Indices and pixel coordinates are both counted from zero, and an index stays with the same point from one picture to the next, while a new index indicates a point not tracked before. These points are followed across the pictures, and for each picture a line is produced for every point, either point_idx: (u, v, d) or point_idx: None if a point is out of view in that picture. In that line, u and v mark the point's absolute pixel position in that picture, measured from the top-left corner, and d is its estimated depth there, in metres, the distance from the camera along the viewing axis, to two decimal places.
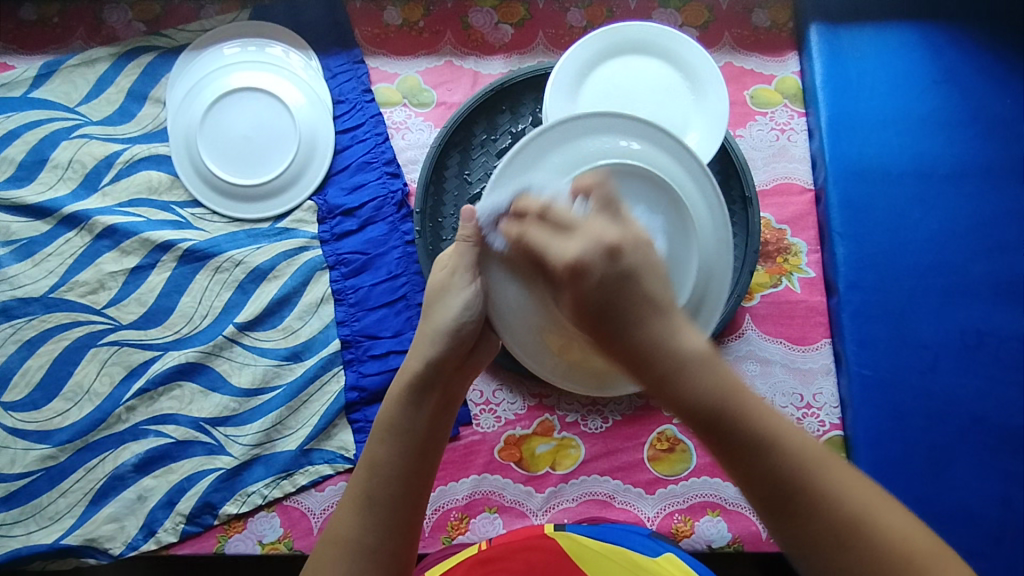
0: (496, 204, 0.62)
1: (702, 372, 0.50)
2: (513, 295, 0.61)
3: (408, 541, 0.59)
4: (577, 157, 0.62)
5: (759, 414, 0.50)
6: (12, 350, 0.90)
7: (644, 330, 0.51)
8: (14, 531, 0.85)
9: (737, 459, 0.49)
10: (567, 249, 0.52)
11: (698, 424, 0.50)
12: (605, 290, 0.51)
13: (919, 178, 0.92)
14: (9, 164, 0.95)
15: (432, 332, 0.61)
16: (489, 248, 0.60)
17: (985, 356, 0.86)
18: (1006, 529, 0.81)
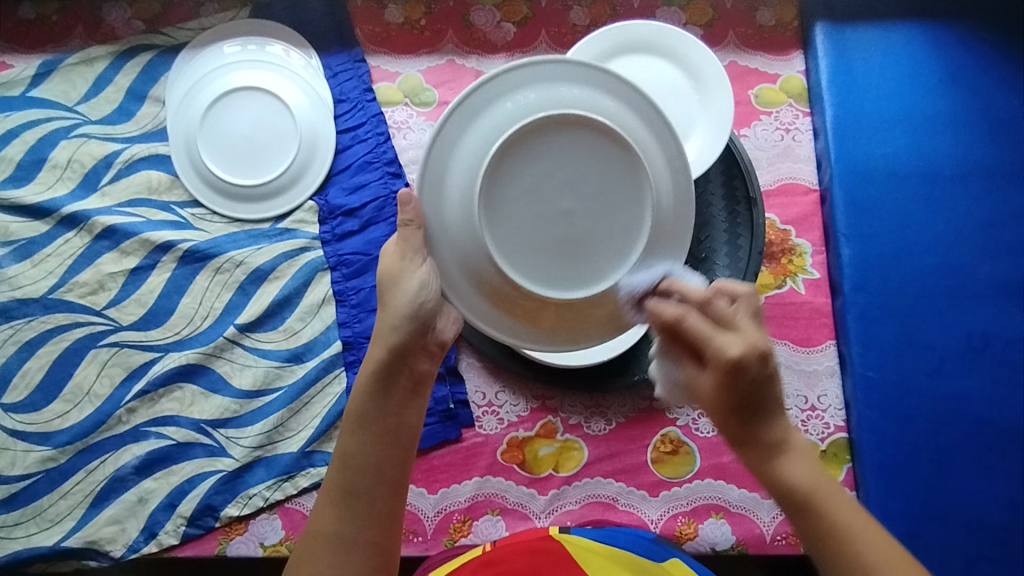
0: (445, 156, 0.57)
1: (799, 459, 0.55)
2: (449, 235, 0.58)
3: (389, 528, 0.60)
4: (530, 102, 0.57)
5: (847, 512, 0.53)
6: (11, 351, 0.90)
7: (770, 421, 0.56)
8: (14, 534, 0.85)
9: (814, 541, 0.54)
10: (728, 348, 0.54)
11: (785, 499, 0.55)
12: (757, 384, 0.54)
13: (924, 178, 0.91)
14: (8, 164, 0.95)
15: (391, 318, 0.61)
16: (435, 220, 0.58)
17: (990, 358, 0.86)
18: (1010, 532, 0.81)
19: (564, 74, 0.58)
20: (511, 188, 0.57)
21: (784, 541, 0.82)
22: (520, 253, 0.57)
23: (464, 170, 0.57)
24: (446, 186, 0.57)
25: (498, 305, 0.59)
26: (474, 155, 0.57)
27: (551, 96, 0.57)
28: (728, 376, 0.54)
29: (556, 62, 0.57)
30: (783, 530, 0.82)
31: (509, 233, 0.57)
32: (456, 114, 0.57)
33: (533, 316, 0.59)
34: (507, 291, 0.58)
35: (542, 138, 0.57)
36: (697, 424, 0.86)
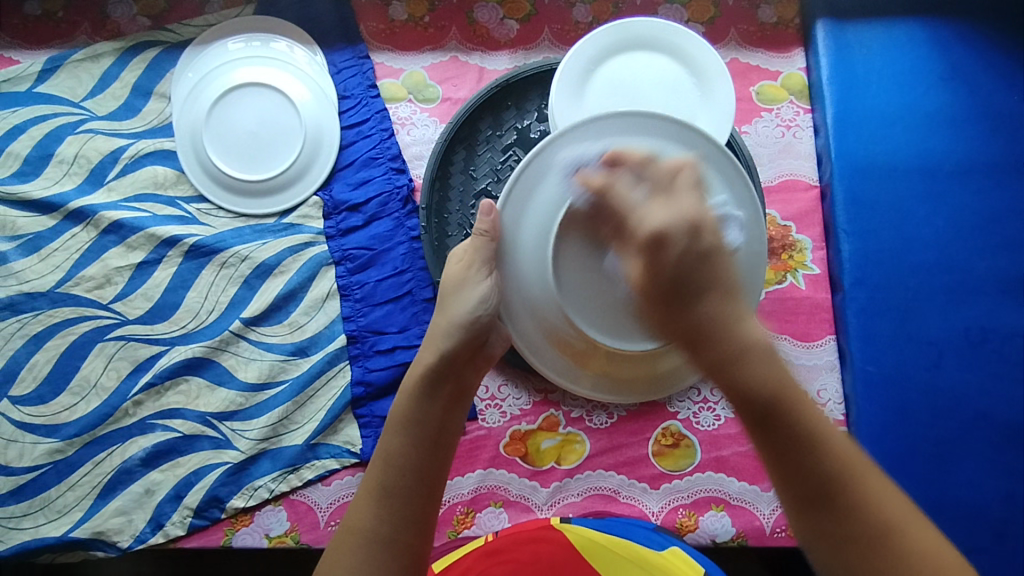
0: (524, 201, 0.68)
1: (761, 361, 0.55)
2: (523, 277, 0.68)
3: (424, 530, 0.62)
4: (606, 157, 0.66)
5: (816, 414, 0.55)
6: (18, 345, 0.91)
7: (708, 308, 0.56)
8: (22, 525, 0.86)
9: (783, 456, 0.55)
10: (653, 218, 0.58)
11: (754, 409, 0.55)
12: (686, 261, 0.57)
13: (924, 175, 0.92)
14: (15, 159, 0.95)
15: (445, 326, 0.67)
16: (510, 243, 0.69)
17: (988, 353, 0.87)
18: (1008, 524, 0.82)
19: (644, 129, 0.66)
20: (583, 239, 0.65)
21: (784, 533, 0.83)
22: (586, 305, 0.65)
23: (541, 218, 0.66)
24: (523, 223, 0.68)
25: (553, 341, 0.71)
26: (551, 205, 0.66)
27: (620, 155, 0.65)
28: (668, 250, 0.57)
29: (628, 122, 0.66)
30: (783, 523, 0.83)
31: (574, 286, 0.65)
32: (543, 156, 0.67)
33: (583, 358, 0.71)
34: (568, 335, 0.68)
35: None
36: (698, 418, 0.87)
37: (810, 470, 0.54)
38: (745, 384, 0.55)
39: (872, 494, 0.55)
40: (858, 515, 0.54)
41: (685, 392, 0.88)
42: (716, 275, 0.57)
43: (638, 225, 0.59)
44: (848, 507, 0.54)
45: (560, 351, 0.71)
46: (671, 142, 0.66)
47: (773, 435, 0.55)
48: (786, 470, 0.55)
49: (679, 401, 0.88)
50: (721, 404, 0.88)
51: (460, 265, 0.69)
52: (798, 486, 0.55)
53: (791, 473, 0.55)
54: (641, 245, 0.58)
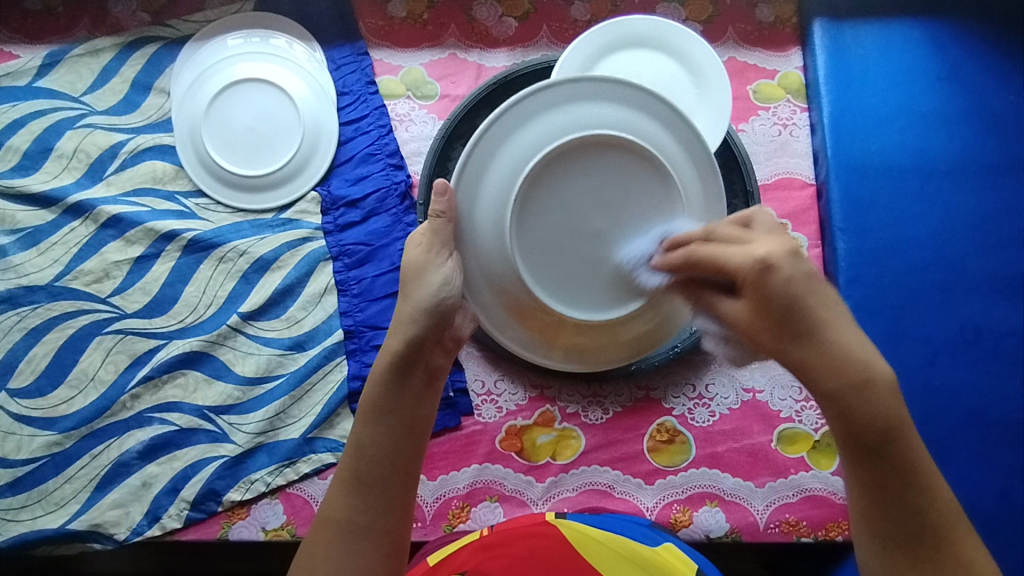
0: (480, 169, 0.66)
1: (883, 396, 0.52)
2: (482, 253, 0.67)
3: (400, 517, 0.62)
4: (566, 122, 0.65)
5: (923, 456, 0.53)
6: (17, 338, 0.91)
7: (834, 336, 0.52)
8: (20, 517, 0.86)
9: (879, 488, 0.53)
10: (753, 249, 0.55)
11: (862, 440, 0.52)
12: (795, 288, 0.52)
13: (920, 173, 0.92)
14: (14, 153, 0.96)
15: (411, 311, 0.64)
16: (468, 222, 0.67)
17: (983, 351, 0.87)
18: (1001, 521, 0.82)
19: (600, 94, 0.66)
20: (543, 203, 0.65)
21: (778, 529, 0.83)
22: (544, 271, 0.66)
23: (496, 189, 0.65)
24: (480, 195, 0.66)
25: (518, 316, 0.69)
26: (507, 175, 0.65)
27: (578, 120, 0.65)
28: (761, 277, 0.53)
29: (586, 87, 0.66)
30: (776, 518, 0.83)
31: (530, 249, 0.65)
32: (499, 124, 0.66)
33: (550, 332, 0.70)
34: (529, 305, 0.68)
35: (573, 160, 0.65)
36: (693, 414, 0.88)
37: (910, 508, 0.52)
38: (860, 418, 0.52)
39: (968, 546, 0.53)
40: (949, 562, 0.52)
41: (680, 388, 0.88)
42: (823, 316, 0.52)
43: (734, 260, 0.55)
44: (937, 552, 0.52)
45: (524, 324, 0.70)
46: (628, 108, 0.66)
47: (874, 468, 0.53)
48: (881, 504, 0.53)
49: (673, 397, 0.88)
50: (716, 400, 0.88)
51: (421, 248, 0.66)
52: (889, 520, 0.53)
53: (888, 506, 0.53)
54: (741, 272, 0.54)
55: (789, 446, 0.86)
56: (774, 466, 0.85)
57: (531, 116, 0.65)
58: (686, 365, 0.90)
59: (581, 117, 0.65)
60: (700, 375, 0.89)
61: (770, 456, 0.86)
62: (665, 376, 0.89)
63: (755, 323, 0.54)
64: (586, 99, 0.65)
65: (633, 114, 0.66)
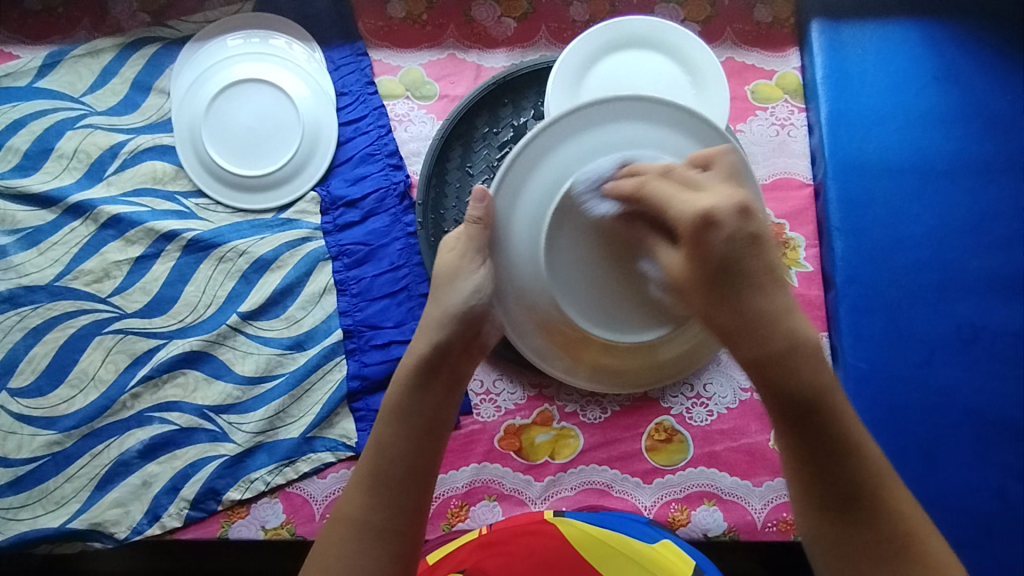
0: (522, 178, 0.63)
1: (807, 364, 0.53)
2: (515, 268, 0.63)
3: (414, 519, 0.62)
4: (609, 142, 0.61)
5: (850, 416, 0.54)
6: (17, 338, 0.91)
7: (762, 300, 0.52)
8: (20, 516, 0.86)
9: (812, 455, 0.54)
10: (698, 202, 0.53)
11: (792, 406, 0.53)
12: (734, 244, 0.52)
13: (917, 173, 0.92)
14: (14, 154, 0.96)
15: (439, 315, 0.65)
16: (502, 230, 0.64)
17: (979, 350, 0.88)
18: (996, 520, 0.83)
19: (644, 115, 0.62)
20: (585, 223, 0.61)
21: (775, 528, 0.84)
22: (576, 284, 0.60)
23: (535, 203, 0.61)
24: (518, 206, 0.63)
25: (548, 334, 0.64)
26: (546, 190, 0.61)
27: (621, 142, 0.61)
28: (703, 233, 0.52)
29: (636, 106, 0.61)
30: (774, 518, 0.84)
31: (566, 272, 0.60)
32: (541, 138, 0.62)
33: (575, 349, 0.64)
34: (558, 324, 0.62)
35: (620, 178, 0.61)
36: (691, 413, 0.88)
37: (847, 474, 0.54)
38: (789, 386, 0.53)
39: (899, 502, 0.54)
40: (884, 521, 0.53)
41: (678, 387, 0.89)
42: (755, 271, 0.53)
43: (680, 210, 0.54)
44: (871, 515, 0.54)
45: (549, 341, 0.64)
46: (674, 132, 0.62)
47: (807, 435, 0.54)
48: (817, 469, 0.54)
49: (672, 397, 0.89)
50: (714, 400, 0.89)
51: (454, 254, 0.66)
52: (824, 489, 0.54)
53: (826, 472, 0.54)
54: (682, 220, 0.53)
55: None
56: (771, 465, 0.86)
57: (570, 135, 0.62)
58: None
59: (627, 138, 0.61)
60: (698, 374, 0.89)
61: (767, 456, 0.86)
62: None
63: (693, 277, 0.54)
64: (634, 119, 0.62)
65: (674, 135, 0.62)
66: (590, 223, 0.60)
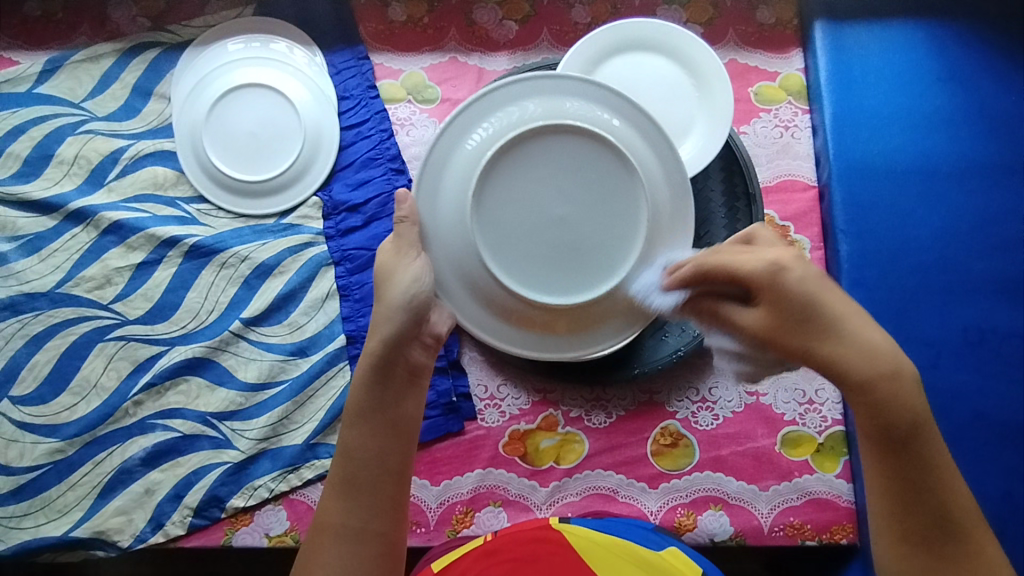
0: (438, 173, 0.70)
1: (912, 391, 0.56)
2: (448, 249, 0.69)
3: (392, 517, 0.64)
4: (504, 124, 0.69)
5: (941, 450, 0.57)
6: (19, 345, 0.91)
7: (859, 332, 0.57)
8: (23, 524, 0.86)
9: (909, 486, 0.57)
10: (762, 256, 0.60)
11: (895, 432, 0.56)
12: (807, 287, 0.57)
13: (922, 175, 0.92)
14: (15, 160, 0.96)
15: (385, 311, 0.65)
16: (431, 218, 0.70)
17: (986, 352, 0.87)
18: (1005, 523, 0.82)
19: (526, 90, 0.70)
20: (501, 190, 0.69)
21: (782, 533, 0.83)
22: (514, 259, 0.69)
23: (455, 192, 0.69)
24: (442, 196, 0.70)
25: (493, 311, 0.71)
26: (464, 178, 0.69)
27: (517, 120, 0.69)
28: (776, 282, 0.58)
29: (518, 86, 0.70)
30: (781, 522, 0.83)
31: (500, 245, 0.69)
32: (449, 132, 0.70)
33: (524, 321, 0.71)
34: (500, 298, 0.70)
35: (522, 151, 0.68)
36: (697, 417, 0.87)
37: (938, 512, 0.57)
38: (892, 411, 0.56)
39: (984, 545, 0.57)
40: (962, 559, 0.57)
41: (683, 391, 0.88)
42: (841, 316, 0.57)
43: (744, 268, 0.60)
44: (956, 549, 0.57)
45: (502, 318, 0.71)
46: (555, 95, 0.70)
47: (902, 461, 0.57)
48: (906, 500, 0.57)
49: (677, 401, 0.88)
50: (720, 404, 0.88)
51: (390, 252, 0.69)
52: (915, 518, 0.57)
53: (911, 505, 0.57)
54: (752, 277, 0.60)
55: (793, 449, 0.86)
56: (777, 469, 0.85)
57: (476, 121, 0.70)
58: (688, 369, 0.89)
59: (510, 118, 0.69)
60: (703, 378, 0.89)
61: (773, 459, 0.86)
62: (668, 380, 0.89)
63: (766, 339, 0.59)
64: (513, 101, 0.70)
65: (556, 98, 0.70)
66: (657, 301, 0.68)
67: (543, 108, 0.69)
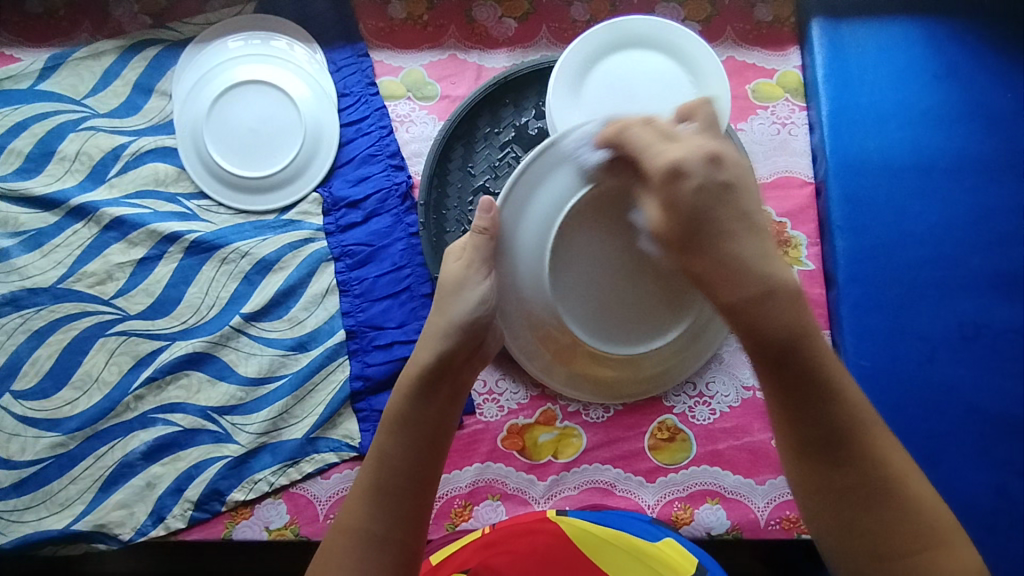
0: (523, 204, 0.73)
1: (786, 305, 0.56)
2: (518, 280, 0.73)
3: (416, 527, 0.63)
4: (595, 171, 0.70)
5: (828, 360, 0.56)
6: (21, 340, 0.92)
7: (732, 244, 0.57)
8: (24, 517, 0.87)
9: (797, 399, 0.57)
10: (668, 153, 0.60)
11: (771, 349, 0.56)
12: (703, 195, 0.58)
13: (919, 171, 0.92)
14: (17, 156, 0.96)
15: (444, 325, 0.69)
16: (508, 241, 0.73)
17: (981, 347, 0.88)
18: (999, 517, 0.83)
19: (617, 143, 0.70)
20: (577, 241, 0.72)
21: (779, 526, 0.84)
22: (574, 304, 0.73)
23: (535, 230, 0.72)
24: (522, 224, 0.73)
25: (541, 341, 0.78)
26: (544, 220, 0.72)
27: (606, 174, 0.70)
28: (675, 185, 0.58)
29: (616, 139, 0.70)
30: (777, 515, 0.84)
31: (567, 287, 0.72)
32: (540, 161, 0.72)
33: (565, 355, 0.78)
34: (555, 333, 0.76)
35: (603, 210, 0.71)
36: (694, 412, 0.88)
37: (826, 419, 0.56)
38: (769, 329, 0.55)
39: (882, 447, 0.57)
40: (865, 464, 0.57)
41: (681, 386, 0.89)
42: (734, 235, 0.57)
43: (652, 161, 0.61)
44: (850, 458, 0.57)
45: (545, 346, 0.78)
46: None
47: (795, 380, 0.56)
48: (795, 413, 0.57)
49: (674, 396, 0.89)
50: (717, 398, 0.89)
51: (461, 265, 0.72)
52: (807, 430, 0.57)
53: (798, 416, 0.57)
54: (654, 179, 0.60)
55: None
56: (773, 463, 0.86)
57: (565, 163, 0.72)
58: None
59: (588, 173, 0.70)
60: (700, 373, 0.89)
61: (770, 454, 0.86)
62: None
63: (671, 235, 0.59)
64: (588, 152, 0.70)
65: None
66: (583, 156, 0.70)
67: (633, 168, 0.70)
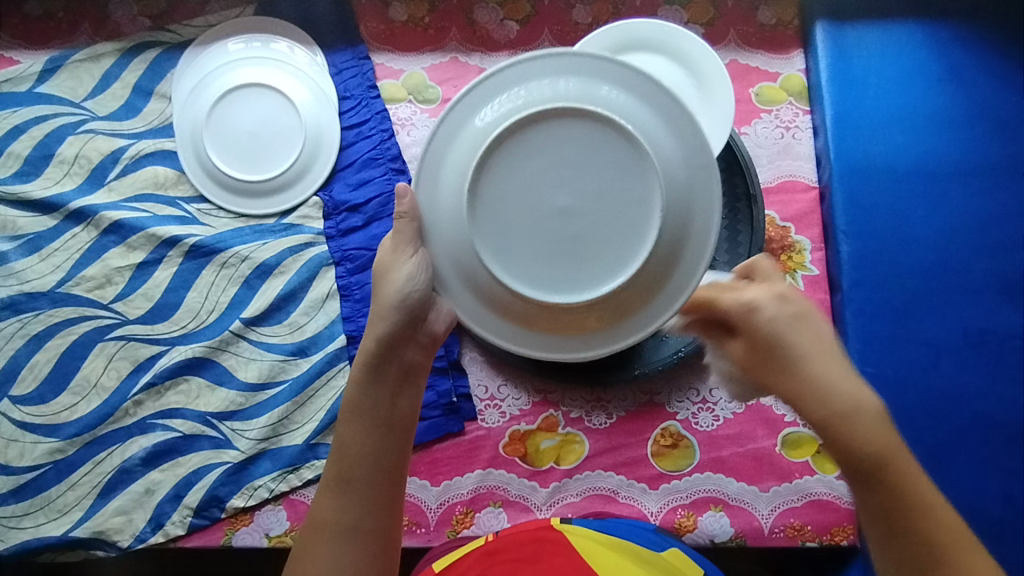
0: (437, 162, 0.60)
1: (873, 422, 0.54)
2: (445, 241, 0.61)
3: (388, 513, 0.65)
4: (525, 99, 0.58)
5: (916, 485, 0.53)
6: (19, 344, 0.91)
7: (811, 369, 0.56)
8: (22, 524, 0.86)
9: (888, 514, 0.54)
10: (744, 293, 0.60)
11: (857, 465, 0.54)
12: (782, 316, 0.58)
13: (924, 176, 0.92)
14: (15, 159, 0.96)
15: (382, 309, 0.64)
16: (430, 220, 0.61)
17: (987, 353, 0.87)
18: (1005, 525, 0.82)
19: (540, 68, 0.59)
20: (506, 174, 0.58)
21: (783, 534, 0.83)
22: (514, 254, 0.58)
23: (451, 185, 0.59)
24: (439, 189, 0.60)
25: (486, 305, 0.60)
26: (460, 166, 0.59)
27: (534, 96, 0.58)
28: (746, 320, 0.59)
29: (526, 64, 0.58)
30: (781, 523, 0.83)
31: (498, 228, 0.58)
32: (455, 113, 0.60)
33: (519, 321, 0.60)
34: (500, 296, 0.59)
35: (534, 132, 0.57)
36: (697, 418, 0.87)
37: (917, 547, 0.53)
38: (859, 441, 0.54)
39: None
40: None
41: (683, 392, 0.88)
42: (803, 353, 0.57)
43: (728, 304, 0.61)
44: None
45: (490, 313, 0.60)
46: (578, 76, 0.58)
47: (882, 493, 0.54)
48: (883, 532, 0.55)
49: (677, 402, 0.88)
50: (720, 404, 0.88)
51: (389, 249, 0.64)
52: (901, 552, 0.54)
53: (893, 534, 0.54)
54: (731, 313, 0.61)
55: (793, 450, 0.86)
56: (777, 470, 0.85)
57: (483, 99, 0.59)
58: (689, 370, 0.89)
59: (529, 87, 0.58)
60: (703, 379, 0.89)
61: (774, 460, 0.86)
62: (668, 380, 0.89)
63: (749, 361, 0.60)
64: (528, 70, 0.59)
65: (577, 79, 0.58)
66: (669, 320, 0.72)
67: (569, 90, 0.58)
